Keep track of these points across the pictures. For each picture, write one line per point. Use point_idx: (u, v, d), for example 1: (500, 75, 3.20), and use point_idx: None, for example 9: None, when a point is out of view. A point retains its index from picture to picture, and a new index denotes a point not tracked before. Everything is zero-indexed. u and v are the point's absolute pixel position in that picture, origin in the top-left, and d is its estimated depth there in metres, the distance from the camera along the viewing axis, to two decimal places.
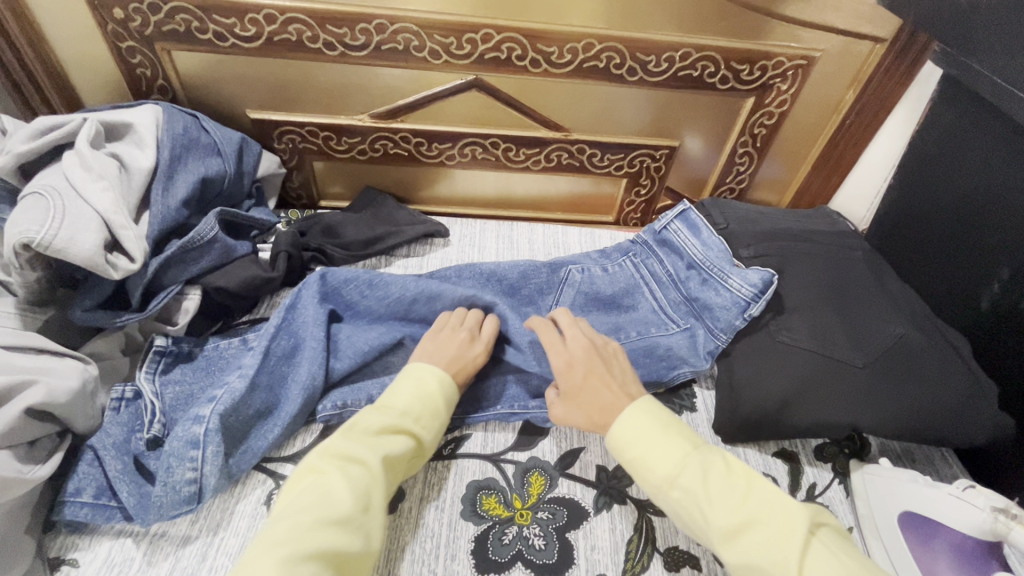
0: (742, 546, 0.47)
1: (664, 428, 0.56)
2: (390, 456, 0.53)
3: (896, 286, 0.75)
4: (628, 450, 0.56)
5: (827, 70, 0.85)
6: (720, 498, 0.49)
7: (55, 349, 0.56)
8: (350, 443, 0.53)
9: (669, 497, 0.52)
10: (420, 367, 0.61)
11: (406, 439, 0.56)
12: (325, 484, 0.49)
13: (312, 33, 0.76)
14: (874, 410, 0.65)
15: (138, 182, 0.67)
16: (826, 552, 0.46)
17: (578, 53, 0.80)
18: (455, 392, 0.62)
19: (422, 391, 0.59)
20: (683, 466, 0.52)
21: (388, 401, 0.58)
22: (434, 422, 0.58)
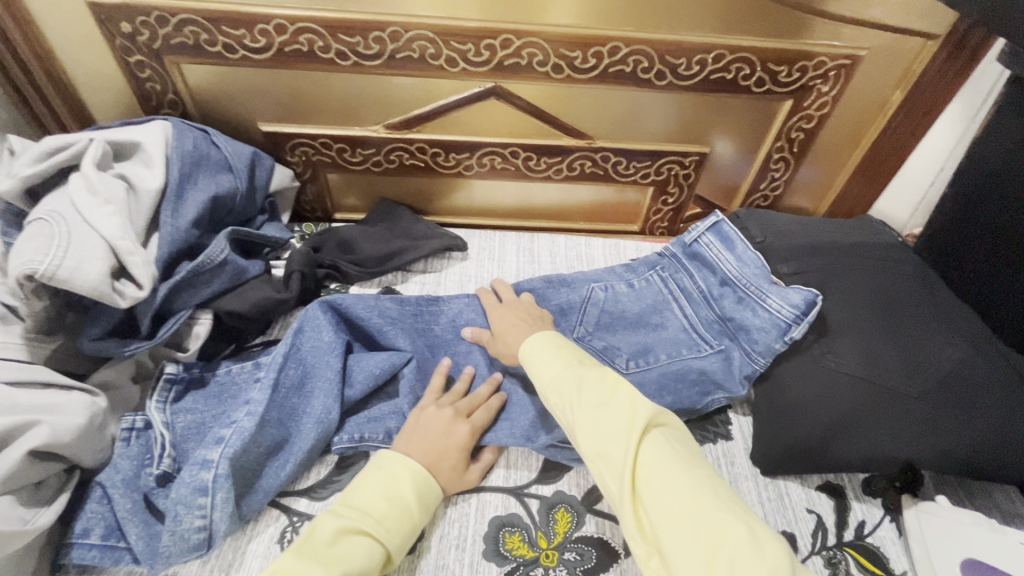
0: (594, 434, 0.50)
1: (560, 349, 0.59)
2: (351, 571, 0.47)
3: (952, 303, 0.70)
4: (529, 364, 0.60)
5: (873, 68, 0.79)
6: (586, 396, 0.53)
7: (62, 383, 0.55)
8: (302, 563, 0.46)
9: (547, 401, 0.56)
10: (387, 457, 0.56)
11: (377, 547, 0.50)
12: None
13: (324, 43, 0.73)
14: (929, 441, 0.60)
15: (146, 204, 0.64)
16: (659, 448, 0.48)
17: (603, 57, 0.75)
18: (435, 495, 0.56)
19: (393, 492, 0.54)
20: (564, 374, 0.56)
21: (351, 503, 0.52)
22: (404, 527, 0.52)
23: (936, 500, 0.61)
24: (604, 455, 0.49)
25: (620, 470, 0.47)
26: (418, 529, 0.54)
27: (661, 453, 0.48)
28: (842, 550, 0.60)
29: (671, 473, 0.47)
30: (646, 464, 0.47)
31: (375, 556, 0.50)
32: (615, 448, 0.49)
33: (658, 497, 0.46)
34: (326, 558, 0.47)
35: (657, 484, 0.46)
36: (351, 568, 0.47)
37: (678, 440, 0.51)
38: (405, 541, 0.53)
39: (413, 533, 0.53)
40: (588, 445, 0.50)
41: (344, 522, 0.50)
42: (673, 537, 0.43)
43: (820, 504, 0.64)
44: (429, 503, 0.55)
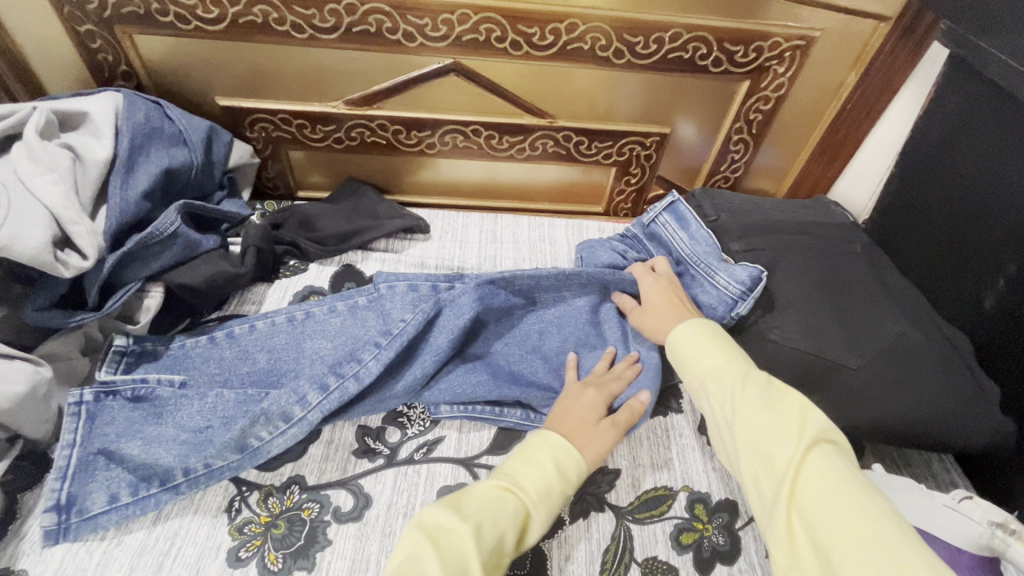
0: (754, 435, 0.51)
1: (714, 337, 0.60)
2: (484, 524, 0.48)
3: (897, 282, 0.72)
4: (680, 351, 0.61)
5: (827, 50, 0.80)
6: (751, 391, 0.53)
7: (2, 351, 0.54)
8: (440, 512, 0.49)
9: (705, 388, 0.57)
10: (545, 435, 0.56)
11: (514, 503, 0.50)
12: (421, 555, 0.45)
13: (278, 15, 0.72)
14: (869, 412, 0.62)
15: (94, 175, 0.64)
16: (828, 463, 0.47)
17: (561, 34, 0.75)
18: (575, 461, 0.55)
19: (532, 456, 0.54)
20: (730, 364, 0.57)
21: (504, 468, 0.54)
22: (545, 487, 0.52)
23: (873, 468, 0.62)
24: (762, 454, 0.50)
25: (782, 475, 0.48)
26: (559, 490, 0.53)
27: (830, 469, 0.47)
28: None
29: (844, 489, 0.45)
30: (811, 474, 0.47)
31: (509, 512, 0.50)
32: (776, 451, 0.49)
33: (823, 510, 0.45)
34: (463, 508, 0.49)
35: (824, 498, 0.45)
36: (485, 520, 0.48)
37: (851, 461, 0.49)
38: (546, 500, 0.52)
39: (554, 494, 0.53)
40: (746, 443, 0.51)
41: (487, 483, 0.52)
42: (838, 554, 0.42)
43: None
44: (569, 470, 0.54)
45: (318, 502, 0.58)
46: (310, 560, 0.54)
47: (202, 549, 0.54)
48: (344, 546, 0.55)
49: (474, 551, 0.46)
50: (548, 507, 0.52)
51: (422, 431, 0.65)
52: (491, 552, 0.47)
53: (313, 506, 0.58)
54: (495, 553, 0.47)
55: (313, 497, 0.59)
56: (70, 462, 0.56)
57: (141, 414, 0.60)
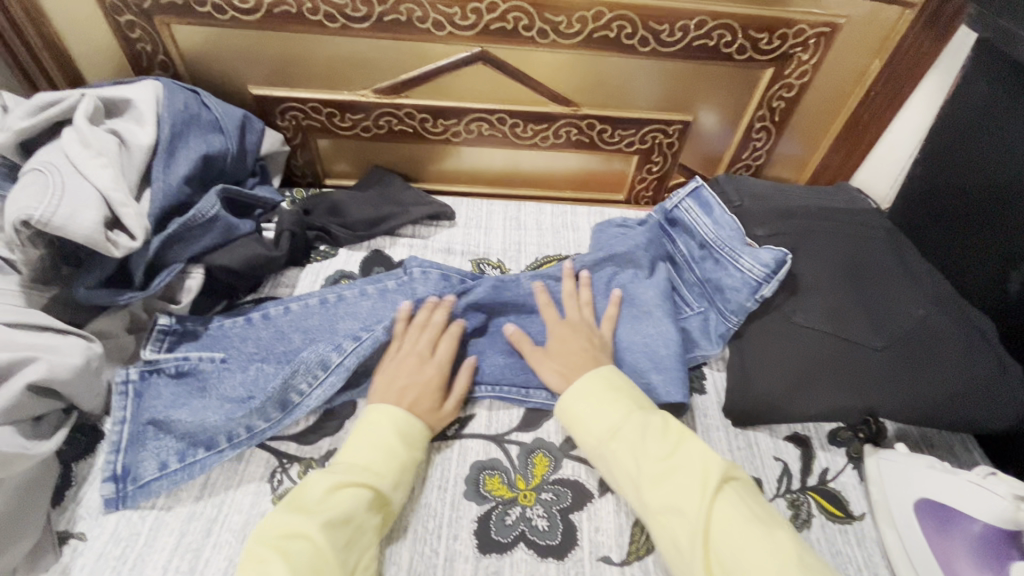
0: (663, 492, 0.52)
1: (610, 389, 0.61)
2: (335, 520, 0.50)
3: (920, 266, 0.73)
4: (574, 411, 0.60)
5: (852, 37, 0.80)
6: (650, 447, 0.55)
7: (58, 327, 0.56)
8: (289, 519, 0.50)
9: (604, 448, 0.57)
10: (380, 411, 0.59)
11: (365, 489, 0.53)
12: (265, 568, 0.47)
13: (312, 5, 0.74)
14: (893, 392, 0.63)
15: (138, 159, 0.66)
16: (733, 505, 0.50)
17: (587, 22, 0.77)
18: (418, 428, 0.59)
19: (374, 441, 0.57)
20: (624, 419, 0.58)
21: (344, 460, 0.55)
22: (392, 469, 0.55)
23: (894, 448, 0.64)
24: (675, 509, 0.51)
25: (696, 528, 0.49)
26: (409, 461, 0.57)
27: (733, 511, 0.50)
28: (804, 494, 0.63)
29: (750, 529, 0.48)
30: (720, 523, 0.49)
31: (365, 499, 0.52)
32: (687, 504, 0.50)
33: (736, 555, 0.47)
34: (308, 508, 0.51)
35: (737, 543, 0.48)
36: (333, 514, 0.50)
37: (752, 497, 0.52)
38: (398, 475, 0.55)
39: (403, 467, 0.56)
40: (657, 501, 0.52)
41: (329, 474, 0.53)
42: None
43: (787, 454, 0.67)
44: (415, 441, 0.58)
45: None
46: None
47: (249, 516, 0.57)
48: None
49: (324, 550, 0.48)
50: (399, 482, 0.55)
51: None
52: (346, 543, 0.50)
53: None
54: (347, 541, 0.50)
55: None
56: (123, 435, 0.59)
57: (191, 388, 0.63)
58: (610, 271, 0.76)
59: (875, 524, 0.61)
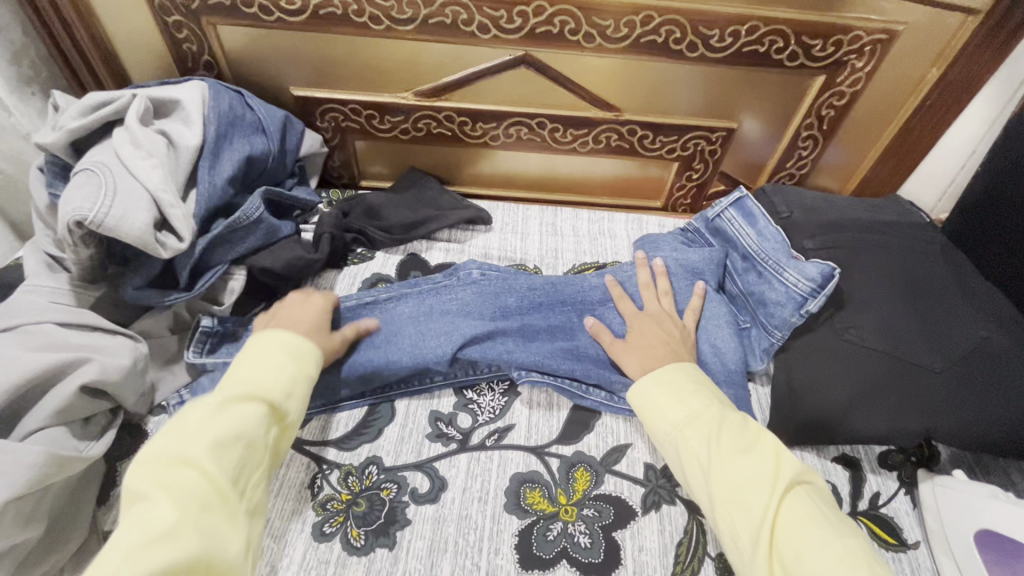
0: (732, 483, 0.49)
1: (692, 383, 0.59)
2: (227, 436, 0.45)
3: (979, 284, 0.70)
4: (648, 398, 0.59)
5: (910, 44, 0.77)
6: (727, 438, 0.52)
7: (107, 327, 0.57)
8: (175, 442, 0.44)
9: (677, 436, 0.55)
10: (274, 335, 0.56)
11: (255, 407, 0.49)
12: (148, 507, 0.40)
13: (358, 6, 0.74)
14: (952, 416, 0.61)
15: (185, 160, 0.66)
16: (806, 508, 0.47)
17: (635, 27, 0.75)
18: (309, 349, 0.57)
19: (266, 362, 0.53)
20: (703, 412, 0.55)
21: (239, 375, 0.51)
22: (292, 388, 0.53)
23: (952, 474, 0.62)
24: (739, 501, 0.48)
25: (761, 522, 0.46)
26: (302, 378, 0.54)
27: (806, 513, 0.47)
28: (855, 518, 0.61)
29: (822, 532, 0.45)
30: (789, 521, 0.46)
31: (259, 420, 0.48)
32: (755, 497, 0.48)
33: (804, 555, 0.44)
34: (193, 431, 0.45)
35: (806, 543, 0.45)
36: (220, 434, 0.45)
37: (824, 501, 0.49)
38: (292, 392, 0.53)
39: (301, 384, 0.54)
40: (723, 490, 0.49)
41: (219, 391, 0.49)
42: None
43: (836, 476, 0.65)
44: (306, 362, 0.56)
45: (396, 483, 0.60)
46: (391, 538, 0.56)
47: (289, 522, 0.56)
48: (423, 526, 0.57)
49: (215, 474, 0.43)
50: (295, 397, 0.53)
51: (492, 418, 0.66)
52: (243, 462, 0.46)
53: (391, 487, 0.60)
54: (242, 463, 0.46)
55: (391, 477, 0.60)
56: None
57: None
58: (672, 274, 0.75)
59: (931, 553, 0.59)
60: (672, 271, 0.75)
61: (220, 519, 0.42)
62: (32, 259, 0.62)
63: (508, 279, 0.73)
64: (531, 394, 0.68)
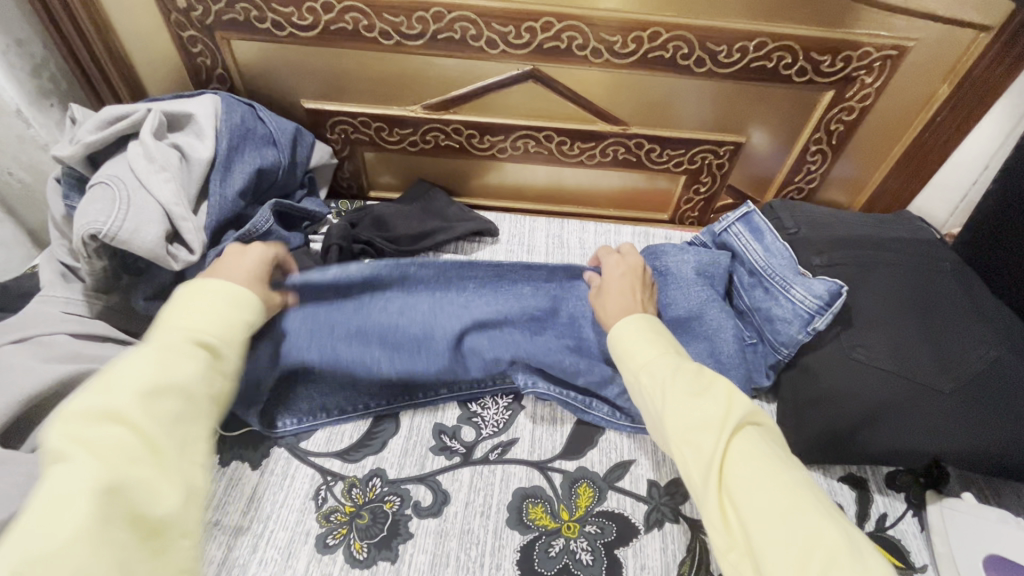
0: (684, 424, 0.46)
1: (653, 334, 0.56)
2: (161, 385, 0.42)
3: (990, 304, 0.69)
4: (622, 348, 0.56)
5: (921, 60, 0.77)
6: (679, 382, 0.49)
7: (119, 338, 0.58)
8: (105, 396, 0.40)
9: (637, 382, 0.53)
10: (212, 283, 0.52)
11: (189, 361, 0.45)
12: (66, 467, 0.36)
13: (368, 22, 0.75)
14: (961, 438, 0.60)
15: (198, 173, 0.67)
16: (756, 448, 0.44)
17: (643, 42, 0.75)
18: (243, 293, 0.53)
19: (201, 307, 0.50)
20: (657, 360, 0.52)
21: (172, 322, 0.48)
22: (226, 333, 0.49)
23: (961, 497, 0.61)
24: (692, 441, 0.45)
25: (708, 461, 0.44)
26: (244, 329, 0.52)
27: (757, 451, 0.44)
28: None
29: (776, 468, 0.43)
30: (737, 459, 0.43)
31: (195, 367, 0.45)
32: (704, 437, 0.45)
33: (749, 491, 0.41)
34: (117, 387, 0.40)
35: (752, 479, 0.42)
36: (152, 382, 0.42)
37: (776, 442, 0.46)
38: (228, 337, 0.49)
39: (237, 335, 0.51)
40: (674, 432, 0.46)
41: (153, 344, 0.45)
42: (769, 532, 0.39)
43: (842, 496, 0.64)
44: (250, 310, 0.53)
45: (398, 496, 0.60)
46: (393, 552, 0.56)
47: (293, 533, 0.57)
48: (425, 540, 0.57)
49: (149, 428, 0.40)
50: (231, 343, 0.50)
51: (496, 432, 0.66)
52: (178, 412, 0.42)
53: (394, 500, 0.60)
54: (176, 417, 0.42)
55: (394, 490, 0.61)
56: None
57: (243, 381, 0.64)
58: (680, 285, 0.74)
59: None
60: (686, 276, 0.75)
61: (154, 471, 0.39)
62: (48, 268, 0.63)
63: (522, 270, 0.72)
64: (535, 408, 0.69)
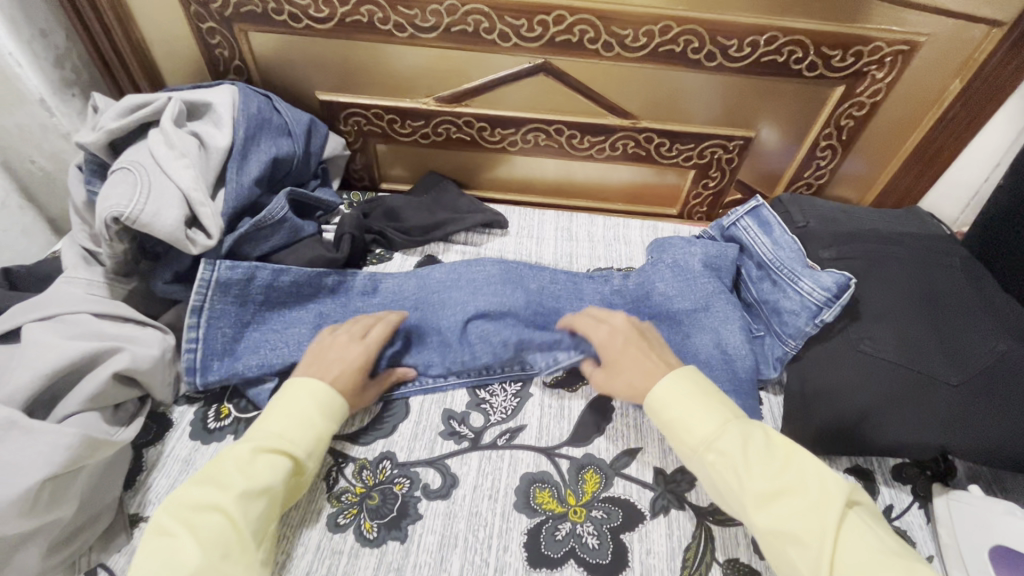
0: (781, 515, 0.48)
1: (706, 397, 0.57)
2: (253, 488, 0.49)
3: (1000, 297, 0.69)
4: (671, 416, 0.56)
5: (933, 55, 0.77)
6: (757, 464, 0.51)
7: (138, 319, 0.60)
8: (201, 490, 0.48)
9: (702, 461, 0.54)
10: (299, 384, 0.57)
11: (283, 462, 0.52)
12: (174, 543, 0.44)
13: (383, 15, 0.76)
14: (969, 430, 0.60)
15: (216, 161, 0.69)
16: (860, 529, 0.47)
17: (654, 36, 0.76)
18: (338, 403, 0.58)
19: (293, 409, 0.55)
20: (722, 431, 0.54)
21: (265, 426, 0.54)
22: (310, 438, 0.55)
23: (967, 489, 0.61)
24: (789, 534, 0.47)
25: (816, 554, 0.46)
26: (328, 434, 0.56)
27: (860, 537, 0.46)
28: None
29: (880, 560, 0.45)
30: (845, 546, 0.46)
31: (281, 471, 0.51)
32: (805, 526, 0.47)
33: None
34: (225, 482, 0.49)
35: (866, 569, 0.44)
36: (247, 481, 0.49)
37: (873, 521, 0.49)
38: (314, 450, 0.55)
39: (319, 438, 0.56)
40: (767, 523, 0.49)
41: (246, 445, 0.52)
42: None
43: None
44: (336, 412, 0.57)
45: (408, 478, 0.61)
46: (402, 532, 0.57)
47: (305, 512, 0.58)
48: (433, 521, 0.58)
49: (238, 522, 0.47)
50: (315, 448, 0.55)
51: (505, 418, 0.67)
52: (262, 514, 0.49)
53: (404, 482, 0.61)
54: (263, 515, 0.49)
55: (404, 472, 0.62)
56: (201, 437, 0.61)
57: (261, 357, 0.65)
58: (686, 279, 0.74)
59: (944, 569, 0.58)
60: (694, 269, 0.75)
61: (237, 564, 0.45)
62: (69, 252, 0.65)
63: (528, 271, 0.77)
64: (543, 396, 0.69)
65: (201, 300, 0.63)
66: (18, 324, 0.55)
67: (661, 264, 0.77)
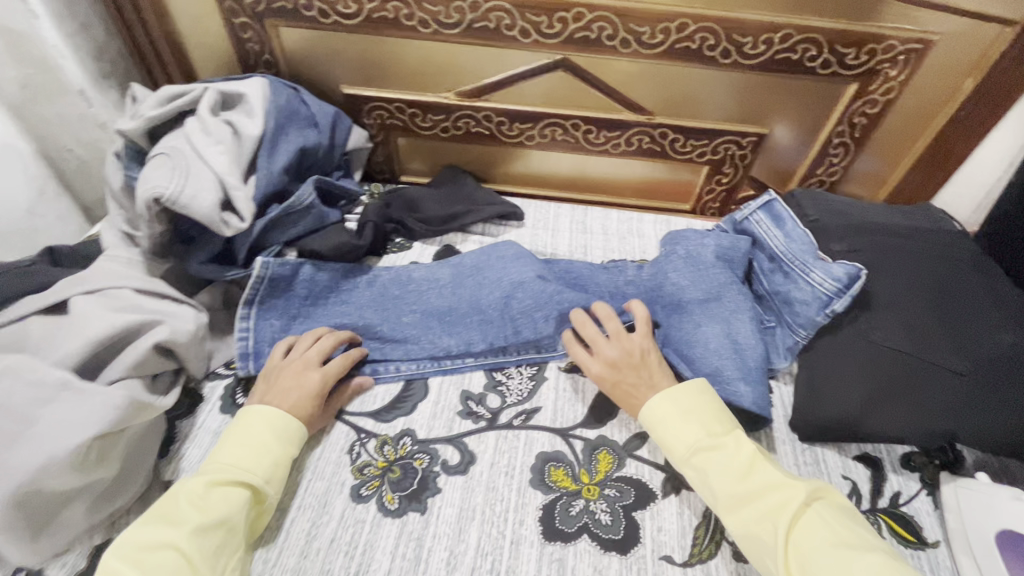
0: (747, 520, 0.51)
1: (683, 415, 0.59)
2: (207, 520, 0.49)
3: (1009, 291, 0.70)
4: (653, 431, 0.60)
5: (945, 54, 0.78)
6: (726, 474, 0.54)
7: (175, 296, 0.63)
8: (150, 530, 0.48)
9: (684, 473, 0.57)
10: (252, 413, 0.59)
11: (239, 493, 0.53)
12: None
13: (409, 11, 0.79)
14: (975, 418, 0.62)
15: (249, 149, 0.72)
16: (820, 525, 0.49)
17: (670, 33, 0.78)
18: (295, 427, 0.59)
19: (247, 438, 0.57)
20: (692, 450, 0.56)
21: (219, 459, 0.55)
22: (264, 464, 0.56)
23: (976, 477, 0.62)
24: (756, 536, 0.50)
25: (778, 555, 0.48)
26: (285, 457, 0.57)
27: (820, 535, 0.48)
28: (875, 516, 0.62)
29: (829, 552, 0.47)
30: (803, 545, 0.48)
31: (236, 499, 0.52)
32: (767, 531, 0.50)
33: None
34: (178, 517, 0.49)
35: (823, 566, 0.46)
36: (201, 513, 0.49)
37: (844, 516, 0.51)
38: (273, 475, 0.56)
39: (278, 463, 0.57)
40: (738, 527, 0.52)
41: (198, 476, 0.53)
42: None
43: (856, 473, 0.66)
44: (292, 439, 0.59)
45: (428, 454, 0.64)
46: (422, 504, 0.60)
47: (329, 483, 0.61)
48: (452, 495, 0.60)
49: (192, 558, 0.47)
50: (273, 473, 0.56)
51: (521, 400, 0.69)
52: (215, 546, 0.49)
53: (423, 457, 0.63)
54: (218, 547, 0.49)
55: (424, 449, 0.64)
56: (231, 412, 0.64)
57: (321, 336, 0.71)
58: (700, 269, 0.76)
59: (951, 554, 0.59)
60: (708, 260, 0.77)
61: None
62: (109, 234, 0.68)
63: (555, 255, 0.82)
64: (558, 380, 0.71)
65: (253, 294, 0.70)
66: (66, 297, 0.58)
67: (673, 255, 0.79)
